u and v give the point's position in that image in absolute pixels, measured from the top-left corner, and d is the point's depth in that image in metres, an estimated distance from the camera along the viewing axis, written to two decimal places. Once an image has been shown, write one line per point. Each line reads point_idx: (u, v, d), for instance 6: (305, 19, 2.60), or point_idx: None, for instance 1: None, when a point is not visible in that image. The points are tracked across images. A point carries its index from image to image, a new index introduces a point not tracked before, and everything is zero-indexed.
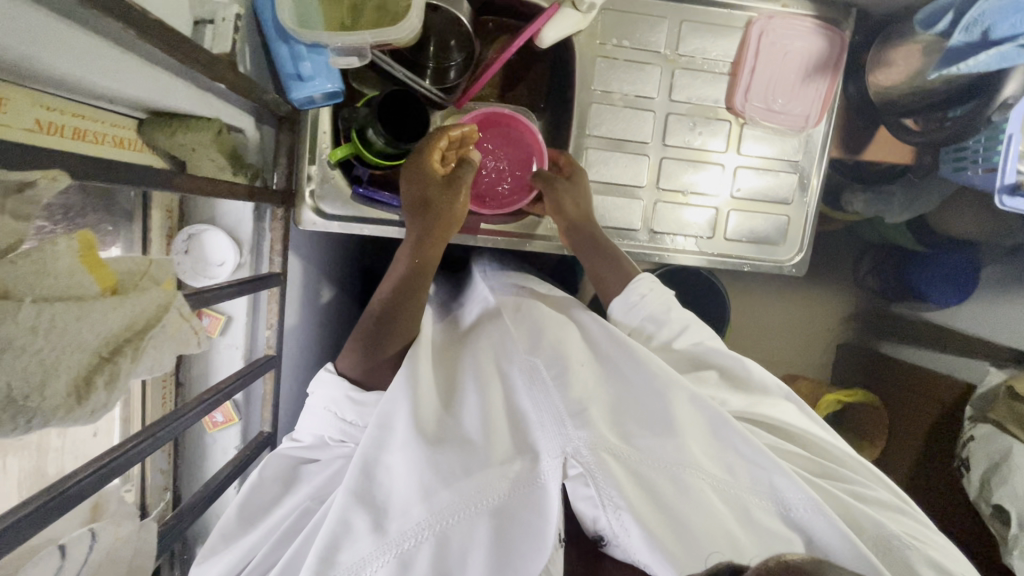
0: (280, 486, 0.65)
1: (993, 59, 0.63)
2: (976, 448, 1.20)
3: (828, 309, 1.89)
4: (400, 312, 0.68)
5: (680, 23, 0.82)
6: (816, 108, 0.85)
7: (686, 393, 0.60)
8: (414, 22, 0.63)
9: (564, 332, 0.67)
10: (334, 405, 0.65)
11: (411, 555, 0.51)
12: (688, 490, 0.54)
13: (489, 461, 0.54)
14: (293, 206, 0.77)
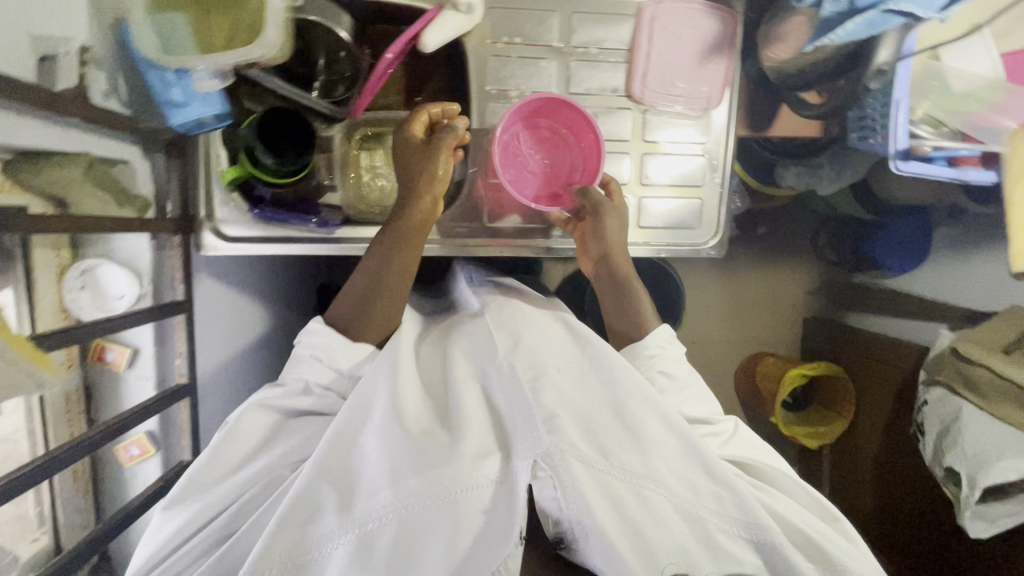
0: (257, 439, 0.67)
1: (861, 26, 0.62)
2: (929, 412, 1.19)
3: (791, 284, 1.89)
4: (387, 282, 0.72)
5: (569, 16, 0.82)
6: (715, 89, 0.85)
7: (654, 405, 0.62)
8: (273, 35, 0.63)
9: (543, 335, 0.68)
10: (325, 351, 0.69)
11: (374, 537, 0.55)
12: (651, 505, 0.57)
13: (458, 460, 0.56)
14: (191, 232, 0.77)
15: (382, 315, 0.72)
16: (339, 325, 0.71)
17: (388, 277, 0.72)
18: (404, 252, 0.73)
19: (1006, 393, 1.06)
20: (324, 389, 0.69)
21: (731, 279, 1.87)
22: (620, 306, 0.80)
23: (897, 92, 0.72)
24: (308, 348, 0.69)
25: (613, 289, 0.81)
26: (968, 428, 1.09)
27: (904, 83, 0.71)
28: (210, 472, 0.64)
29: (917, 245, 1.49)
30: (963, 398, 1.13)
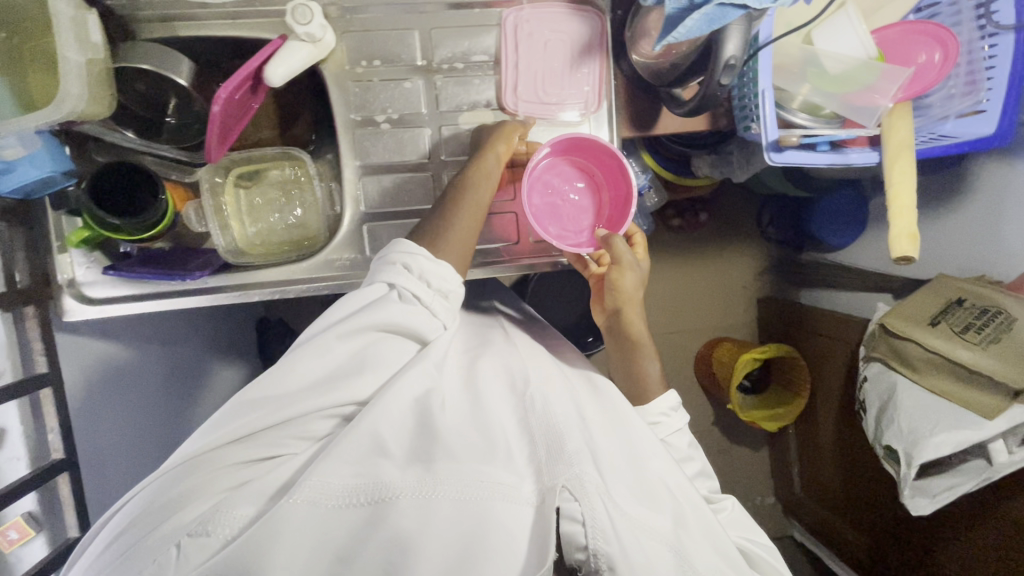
0: (334, 356, 0.63)
1: (701, 22, 0.60)
2: (868, 389, 1.15)
3: (741, 266, 1.87)
4: (458, 221, 0.73)
5: (429, 32, 0.78)
6: (591, 93, 0.82)
7: (672, 468, 0.65)
8: (74, 88, 0.60)
9: (578, 389, 0.72)
10: (416, 267, 0.67)
11: (404, 506, 0.54)
12: (661, 552, 0.57)
13: (499, 474, 0.57)
14: (48, 298, 0.73)
15: (457, 251, 0.72)
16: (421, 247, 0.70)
17: (456, 219, 0.73)
18: (472, 197, 0.74)
19: (930, 362, 1.04)
20: (407, 299, 0.66)
21: (680, 268, 1.84)
22: (626, 359, 0.80)
23: (763, 82, 0.70)
24: (402, 259, 0.67)
25: (620, 340, 0.81)
26: (902, 405, 1.05)
27: (767, 73, 0.69)
28: (277, 380, 0.61)
29: (856, 217, 1.49)
30: (897, 371, 1.10)
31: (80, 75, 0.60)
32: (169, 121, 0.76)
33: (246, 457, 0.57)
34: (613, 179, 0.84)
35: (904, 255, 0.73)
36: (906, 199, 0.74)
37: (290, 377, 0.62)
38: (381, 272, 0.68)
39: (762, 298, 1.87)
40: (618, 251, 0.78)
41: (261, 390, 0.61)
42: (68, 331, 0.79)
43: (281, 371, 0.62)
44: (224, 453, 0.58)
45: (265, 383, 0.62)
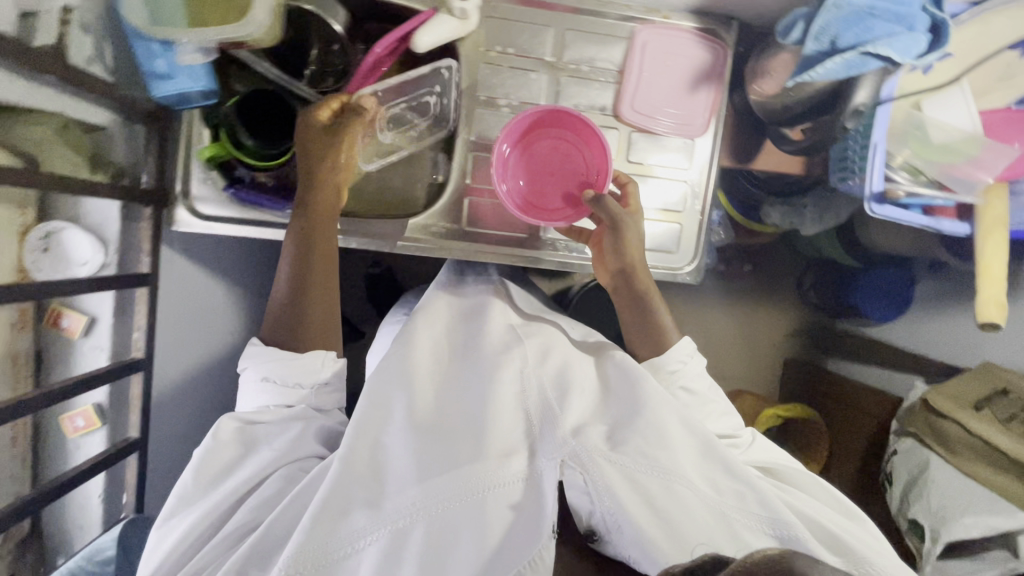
0: (243, 443, 0.65)
1: (841, 66, 0.64)
2: (898, 463, 1.14)
3: (774, 321, 1.78)
4: (309, 282, 0.71)
5: (564, 32, 0.83)
6: (702, 118, 0.86)
7: (675, 411, 0.66)
8: (259, 18, 0.64)
9: (569, 358, 0.74)
10: (273, 373, 0.68)
11: (403, 532, 0.56)
12: (678, 497, 0.57)
13: (487, 457, 0.59)
14: (165, 206, 0.76)
15: (312, 313, 0.70)
16: (274, 343, 0.70)
17: (314, 270, 0.71)
18: (319, 234, 0.72)
19: (974, 449, 1.03)
20: (286, 407, 0.69)
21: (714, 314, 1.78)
22: (636, 316, 0.79)
23: (877, 135, 0.72)
24: (260, 372, 0.69)
25: (628, 303, 0.80)
26: (935, 481, 1.06)
27: (882, 126, 0.72)
28: (202, 480, 0.63)
29: (901, 296, 1.46)
30: (930, 448, 1.10)
31: (268, 7, 0.65)
32: (310, 66, 0.77)
33: (220, 546, 0.59)
34: (587, 135, 0.80)
35: (990, 321, 0.77)
36: (995, 270, 0.77)
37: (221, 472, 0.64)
38: (245, 387, 0.70)
39: (790, 361, 1.78)
40: (609, 210, 0.76)
41: (200, 490, 0.63)
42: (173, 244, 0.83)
43: (201, 469, 0.63)
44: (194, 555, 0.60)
45: (194, 485, 0.63)
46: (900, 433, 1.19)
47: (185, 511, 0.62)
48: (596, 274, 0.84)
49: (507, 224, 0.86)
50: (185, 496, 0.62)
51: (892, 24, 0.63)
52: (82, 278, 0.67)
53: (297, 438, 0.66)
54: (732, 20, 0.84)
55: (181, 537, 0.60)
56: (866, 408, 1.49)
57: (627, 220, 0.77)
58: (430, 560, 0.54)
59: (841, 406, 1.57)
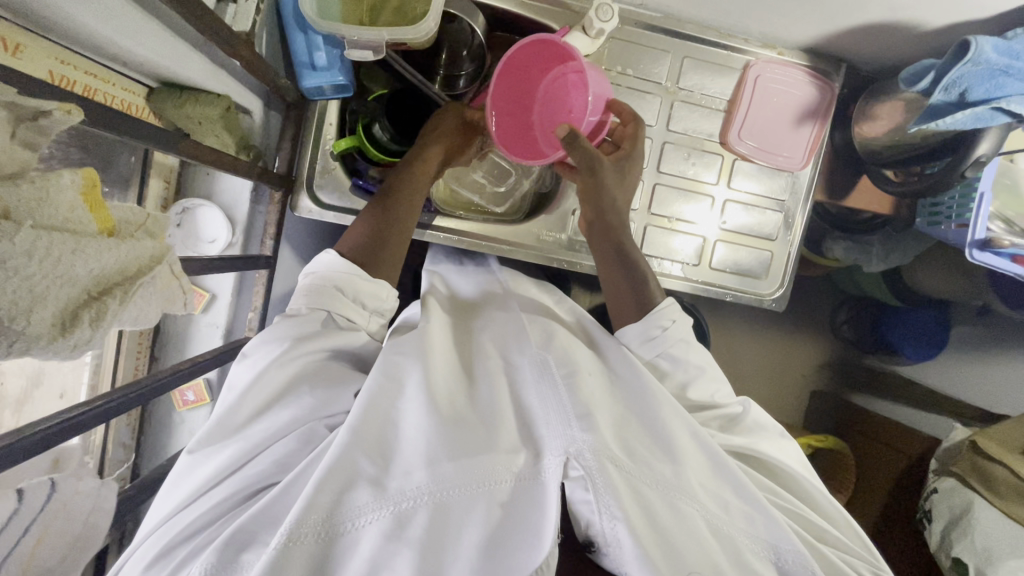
0: (276, 381, 0.56)
1: (969, 119, 0.67)
2: (937, 501, 1.08)
3: (803, 352, 1.61)
4: (391, 226, 0.68)
5: (682, 59, 0.86)
6: (804, 152, 0.89)
7: (684, 419, 0.61)
8: (431, 25, 0.65)
9: (575, 345, 0.68)
10: (347, 285, 0.61)
11: (410, 516, 0.49)
12: (681, 514, 0.54)
13: (495, 448, 0.54)
14: (291, 192, 0.76)
15: (393, 252, 0.67)
16: (352, 260, 0.63)
17: (398, 215, 0.69)
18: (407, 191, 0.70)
19: (1015, 489, 1.00)
20: (348, 324, 0.61)
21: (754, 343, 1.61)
22: (619, 271, 0.73)
23: (983, 185, 0.78)
24: (336, 280, 0.61)
25: (609, 258, 0.74)
26: (979, 523, 1.00)
27: (989, 178, 0.78)
28: (238, 412, 0.54)
29: (938, 338, 1.38)
30: (974, 490, 1.04)
31: (440, 15, 0.66)
32: (441, 70, 0.82)
33: (209, 510, 0.52)
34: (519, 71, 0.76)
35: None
36: None
37: (250, 410, 0.55)
38: (313, 289, 0.60)
39: (818, 393, 1.60)
40: (585, 151, 0.71)
41: (232, 424, 0.55)
42: (287, 230, 0.84)
43: (236, 402, 0.55)
44: (206, 499, 0.52)
45: (231, 414, 0.54)
46: (941, 472, 1.13)
47: (214, 447, 0.55)
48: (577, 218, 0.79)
49: None
50: (221, 424, 0.54)
51: None
52: (213, 260, 0.61)
53: (335, 392, 0.56)
54: (842, 62, 0.88)
55: (209, 476, 0.54)
56: (895, 443, 1.33)
57: (604, 163, 0.72)
58: (438, 550, 0.49)
59: (865, 440, 1.43)
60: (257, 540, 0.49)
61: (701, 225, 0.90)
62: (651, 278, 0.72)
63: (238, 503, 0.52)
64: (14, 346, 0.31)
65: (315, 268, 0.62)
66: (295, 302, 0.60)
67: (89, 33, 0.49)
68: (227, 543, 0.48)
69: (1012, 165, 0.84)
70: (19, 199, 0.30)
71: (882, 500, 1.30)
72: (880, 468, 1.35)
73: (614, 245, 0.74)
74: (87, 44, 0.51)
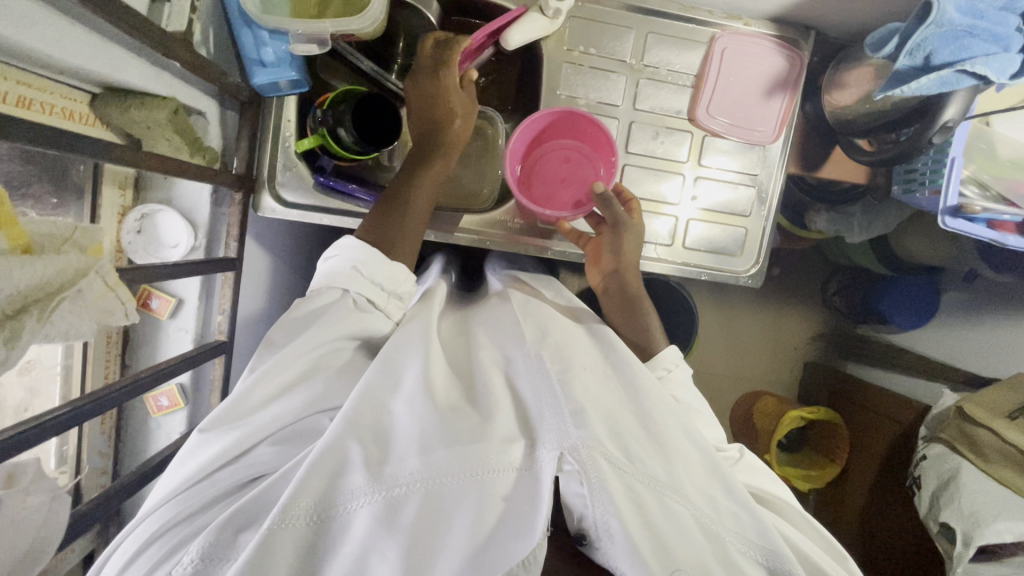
0: (297, 365, 0.58)
1: (934, 83, 0.65)
2: (926, 468, 1.08)
3: (792, 325, 1.63)
4: (416, 207, 0.70)
5: (646, 35, 0.85)
6: (775, 124, 0.87)
7: (679, 420, 0.60)
8: (377, 10, 0.64)
9: (570, 338, 0.67)
10: (366, 265, 0.64)
11: (399, 503, 0.49)
12: (673, 514, 0.53)
13: (489, 437, 0.53)
14: (252, 191, 0.76)
15: (411, 233, 0.70)
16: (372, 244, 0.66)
17: (417, 201, 0.70)
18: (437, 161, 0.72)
19: (1003, 453, 0.99)
20: (364, 306, 0.64)
21: (741, 317, 1.61)
22: (626, 318, 0.79)
23: (954, 150, 0.76)
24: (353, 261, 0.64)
25: (620, 307, 0.79)
26: (965, 487, 1.00)
27: (959, 142, 0.76)
28: (251, 398, 0.56)
29: (928, 308, 1.35)
30: (962, 455, 1.04)
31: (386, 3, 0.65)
32: (398, 59, 0.82)
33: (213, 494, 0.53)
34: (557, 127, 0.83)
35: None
36: None
37: (265, 394, 0.57)
38: (332, 272, 0.64)
39: (808, 363, 1.63)
40: (614, 213, 0.77)
41: (241, 409, 0.56)
42: (253, 229, 0.83)
43: (250, 387, 0.57)
44: (208, 485, 0.54)
45: (245, 397, 0.56)
46: (929, 439, 1.14)
47: (222, 430, 0.56)
48: (587, 274, 0.83)
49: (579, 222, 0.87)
50: (232, 407, 0.56)
51: (989, 43, 0.64)
52: (169, 265, 0.60)
53: (344, 383, 0.60)
54: (811, 30, 0.86)
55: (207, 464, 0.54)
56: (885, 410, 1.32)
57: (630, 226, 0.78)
58: (423, 545, 0.48)
59: (854, 409, 1.43)
60: (250, 525, 0.50)
61: (673, 205, 0.89)
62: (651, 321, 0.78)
63: (241, 487, 0.54)
64: None
65: (336, 253, 0.66)
66: (317, 281, 0.64)
67: (12, 43, 0.47)
68: (222, 526, 0.49)
69: (988, 128, 0.81)
70: None
71: (877, 467, 1.31)
72: (874, 436, 1.34)
73: (619, 293, 0.79)
74: (20, 54, 0.50)
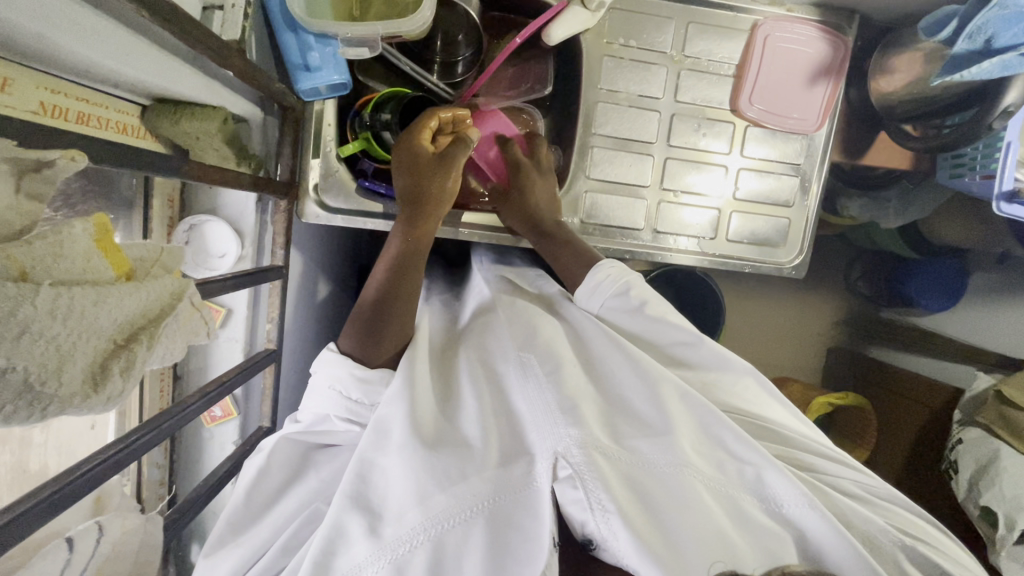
0: (284, 473, 0.62)
1: (997, 67, 0.63)
2: (963, 452, 1.08)
3: (816, 312, 1.62)
4: (398, 296, 0.66)
5: (687, 24, 0.83)
6: (819, 112, 0.86)
7: (672, 395, 0.59)
8: (426, 14, 0.63)
9: (553, 334, 0.66)
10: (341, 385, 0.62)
11: (407, 561, 0.49)
12: (679, 492, 0.52)
13: (483, 466, 0.53)
14: (296, 198, 0.75)
15: (395, 330, 0.65)
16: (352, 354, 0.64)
17: (399, 292, 0.66)
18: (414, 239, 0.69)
19: None
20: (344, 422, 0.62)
21: (765, 306, 1.61)
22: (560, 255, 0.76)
23: (1009, 135, 0.74)
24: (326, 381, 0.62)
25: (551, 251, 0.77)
26: (1005, 470, 0.99)
27: (1015, 126, 0.73)
28: (251, 506, 0.61)
29: (955, 286, 1.33)
30: (1000, 438, 1.04)
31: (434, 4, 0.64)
32: (438, 58, 0.81)
33: None
34: None
35: None
36: None
37: (263, 501, 0.61)
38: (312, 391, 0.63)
39: (834, 349, 1.62)
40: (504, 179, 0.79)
41: (245, 518, 0.61)
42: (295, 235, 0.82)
43: (247, 497, 0.61)
44: None
45: (244, 509, 0.61)
46: (965, 423, 1.14)
47: (233, 541, 0.61)
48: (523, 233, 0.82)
49: (622, 218, 0.86)
50: (233, 523, 0.60)
51: None
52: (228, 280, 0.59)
53: (334, 469, 0.62)
54: (855, 14, 0.84)
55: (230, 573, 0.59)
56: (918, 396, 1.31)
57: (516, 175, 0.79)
58: None
59: (886, 397, 1.41)
60: None
61: (715, 197, 0.88)
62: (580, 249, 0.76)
63: None
64: (48, 409, 0.32)
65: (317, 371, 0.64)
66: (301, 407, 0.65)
67: (77, 60, 0.47)
68: None
69: None
70: (34, 259, 0.30)
71: (909, 455, 1.30)
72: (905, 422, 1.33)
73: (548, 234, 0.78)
74: (77, 68, 0.49)
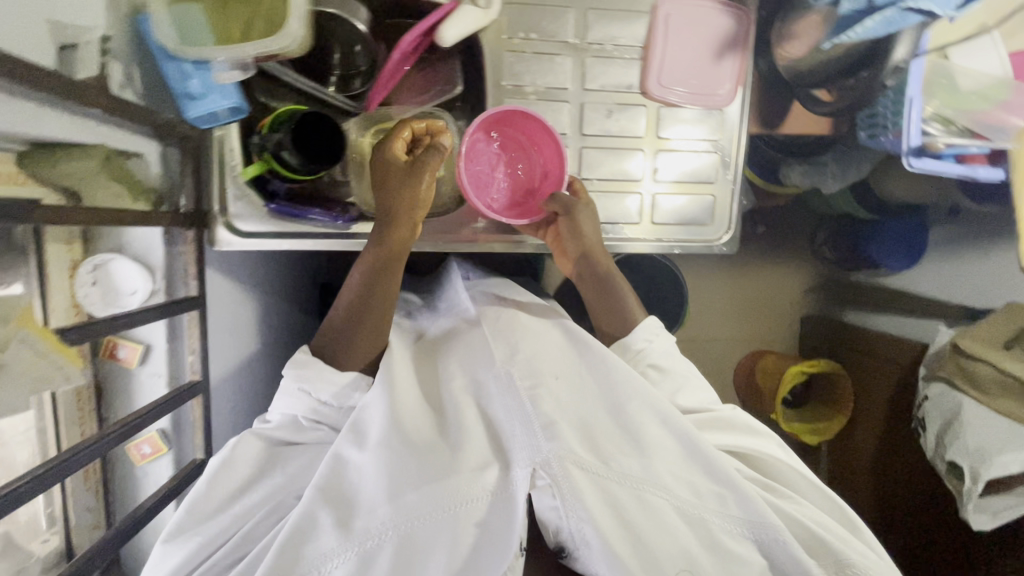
0: (254, 463, 0.61)
1: (880, 24, 0.62)
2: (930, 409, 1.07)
3: (784, 282, 1.61)
4: (369, 306, 0.67)
5: (586, 12, 0.82)
6: (729, 86, 0.85)
7: (654, 408, 0.58)
8: (295, 29, 0.64)
9: (541, 342, 0.64)
10: (311, 386, 0.63)
11: (374, 555, 0.51)
12: (652, 509, 0.52)
13: (459, 470, 0.53)
14: (204, 226, 0.75)
15: (366, 338, 0.67)
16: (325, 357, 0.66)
17: (372, 300, 0.67)
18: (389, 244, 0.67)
19: (1005, 387, 0.97)
20: (312, 423, 0.64)
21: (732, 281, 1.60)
22: (603, 296, 0.78)
23: (911, 89, 0.75)
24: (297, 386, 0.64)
25: (597, 292, 0.79)
26: (969, 424, 0.98)
27: (916, 81, 0.74)
28: (210, 499, 0.59)
29: (917, 245, 1.31)
30: (962, 392, 1.02)
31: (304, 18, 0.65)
32: (335, 71, 0.79)
33: None
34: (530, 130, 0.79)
35: None
36: None
37: (225, 493, 0.59)
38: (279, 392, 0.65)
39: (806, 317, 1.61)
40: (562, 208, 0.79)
41: (203, 509, 0.59)
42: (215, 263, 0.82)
43: (209, 486, 0.60)
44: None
45: (204, 499, 0.59)
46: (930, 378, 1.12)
47: (183, 538, 0.58)
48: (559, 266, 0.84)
49: None
50: (191, 513, 0.58)
51: None
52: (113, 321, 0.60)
53: (306, 461, 0.62)
54: None
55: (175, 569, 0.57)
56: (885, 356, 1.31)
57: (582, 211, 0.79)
58: None
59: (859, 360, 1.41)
60: None
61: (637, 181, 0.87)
62: (629, 298, 0.78)
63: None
64: None
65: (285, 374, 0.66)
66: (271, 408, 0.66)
67: None
68: None
69: (946, 62, 0.79)
70: None
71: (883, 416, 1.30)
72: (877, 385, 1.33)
73: (595, 276, 0.80)
74: None
